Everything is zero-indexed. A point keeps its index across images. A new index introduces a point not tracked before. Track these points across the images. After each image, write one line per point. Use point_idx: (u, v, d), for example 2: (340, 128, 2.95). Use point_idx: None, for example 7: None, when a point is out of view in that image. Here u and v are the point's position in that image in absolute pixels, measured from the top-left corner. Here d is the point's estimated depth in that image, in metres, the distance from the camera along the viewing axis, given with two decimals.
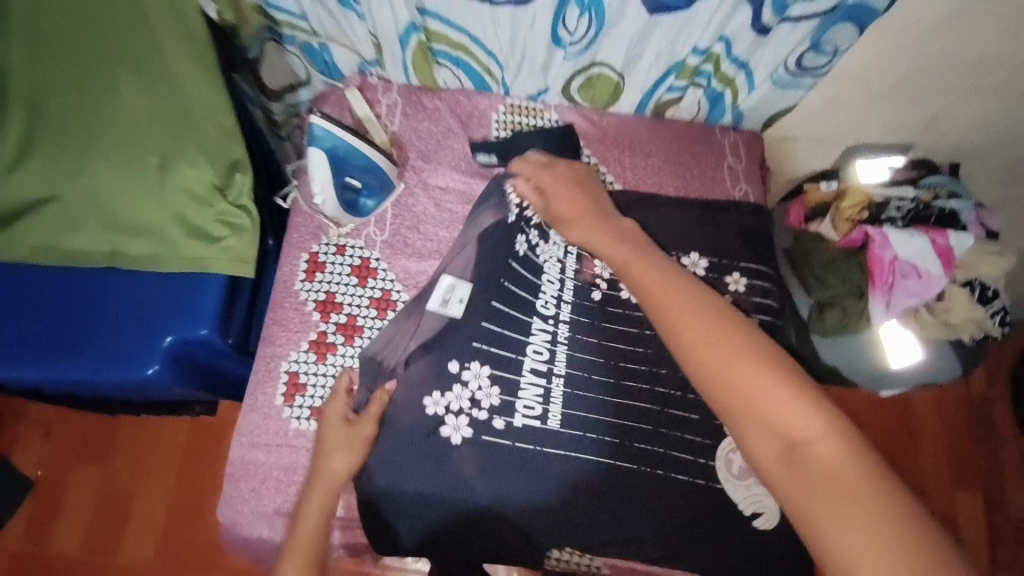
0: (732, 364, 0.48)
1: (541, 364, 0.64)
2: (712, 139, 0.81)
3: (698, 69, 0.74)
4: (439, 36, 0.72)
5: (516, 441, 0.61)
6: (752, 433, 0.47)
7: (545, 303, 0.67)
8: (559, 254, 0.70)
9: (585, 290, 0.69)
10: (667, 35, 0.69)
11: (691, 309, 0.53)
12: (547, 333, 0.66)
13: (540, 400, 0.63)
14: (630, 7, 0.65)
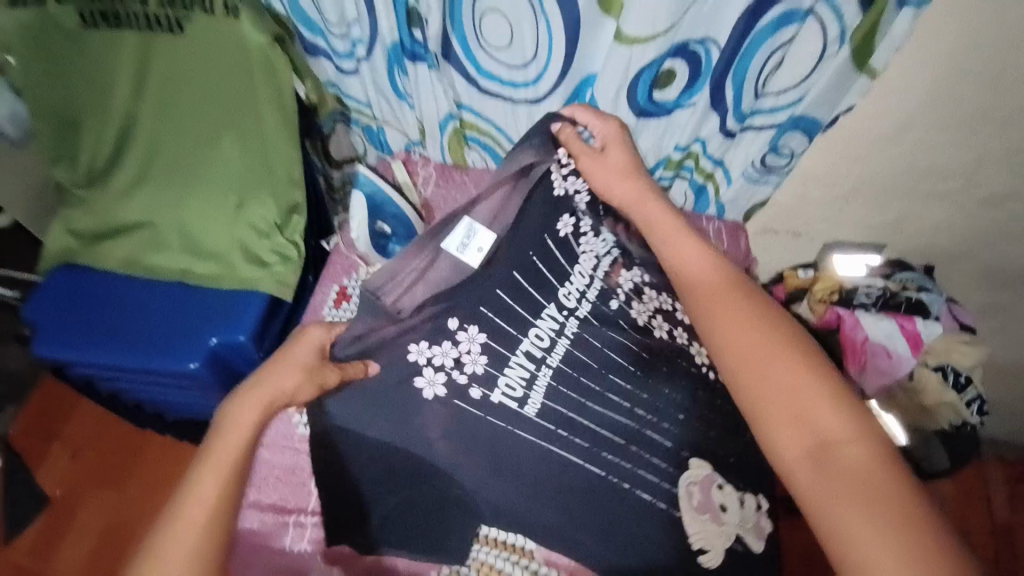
0: (778, 366, 0.58)
1: (537, 351, 0.69)
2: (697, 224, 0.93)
3: (681, 163, 0.88)
4: (471, 125, 0.90)
5: (490, 416, 0.67)
6: (788, 429, 0.55)
7: (567, 295, 0.72)
8: (595, 254, 0.74)
9: (607, 296, 0.73)
10: (654, 134, 0.83)
11: (751, 319, 0.62)
12: (555, 323, 0.70)
13: (523, 384, 0.68)
14: (621, 112, 0.81)
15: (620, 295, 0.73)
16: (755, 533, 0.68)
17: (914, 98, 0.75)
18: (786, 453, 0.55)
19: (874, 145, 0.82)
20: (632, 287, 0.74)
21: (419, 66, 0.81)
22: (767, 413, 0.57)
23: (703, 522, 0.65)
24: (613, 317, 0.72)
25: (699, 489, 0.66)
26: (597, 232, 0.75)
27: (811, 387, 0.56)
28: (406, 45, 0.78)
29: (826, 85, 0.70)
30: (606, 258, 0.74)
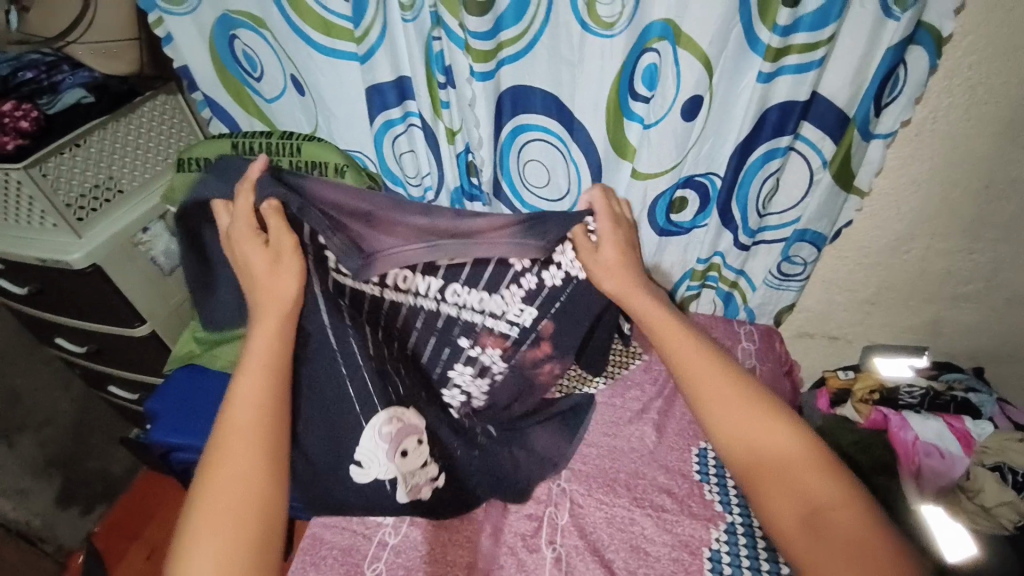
0: (762, 437, 0.57)
1: (401, 282, 0.77)
2: (729, 327, 1.00)
3: (705, 274, 0.97)
4: None
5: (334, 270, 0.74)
6: (775, 492, 0.54)
7: (456, 293, 0.78)
8: (505, 308, 0.79)
9: (468, 331, 0.81)
10: (678, 247, 0.94)
11: (733, 388, 0.60)
12: (434, 287, 0.78)
13: (363, 277, 0.75)
14: (645, 232, 0.93)
15: (474, 344, 0.81)
16: (407, 490, 0.75)
17: (913, 210, 0.84)
18: (780, 523, 0.53)
19: (886, 252, 0.90)
20: (484, 364, 0.82)
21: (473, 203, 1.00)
22: (759, 483, 0.55)
23: (376, 446, 0.73)
24: (449, 337, 0.81)
25: (404, 423, 0.74)
26: (524, 304, 0.79)
27: (791, 447, 0.56)
28: (463, 189, 0.98)
29: (820, 202, 0.82)
30: (504, 325, 0.80)
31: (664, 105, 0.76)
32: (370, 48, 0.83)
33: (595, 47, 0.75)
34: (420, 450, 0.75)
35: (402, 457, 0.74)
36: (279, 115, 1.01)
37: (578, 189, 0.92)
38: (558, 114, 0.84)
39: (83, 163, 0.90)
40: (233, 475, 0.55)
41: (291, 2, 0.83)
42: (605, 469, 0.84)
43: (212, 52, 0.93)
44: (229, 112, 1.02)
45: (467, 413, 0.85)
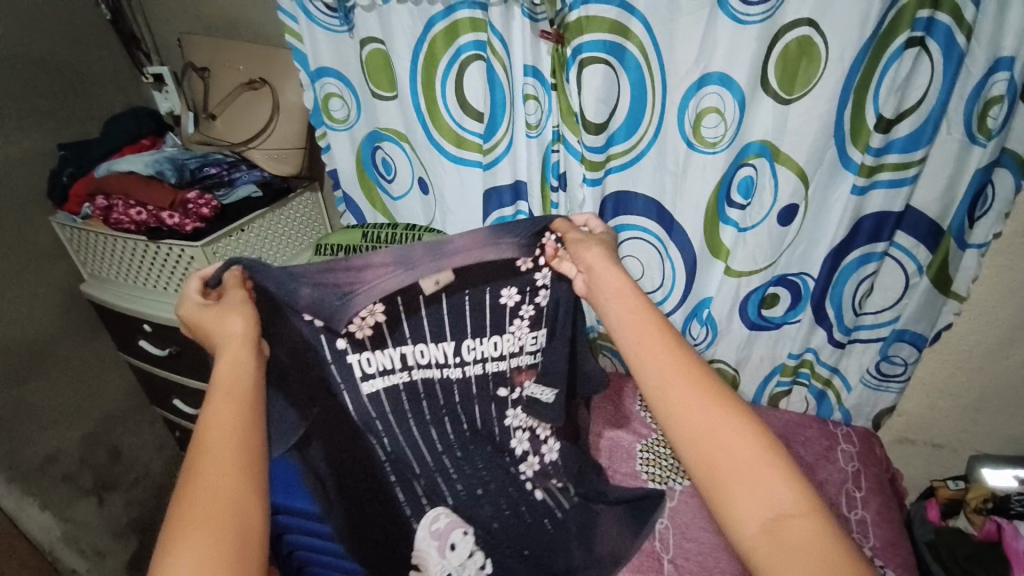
0: (720, 430, 0.50)
1: (412, 358, 0.81)
2: (825, 428, 0.98)
3: (797, 370, 0.98)
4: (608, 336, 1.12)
5: (359, 381, 0.79)
6: (737, 492, 0.47)
7: (470, 348, 0.82)
8: (519, 343, 0.83)
9: (502, 380, 0.85)
10: (768, 342, 0.98)
11: (692, 377, 0.54)
12: (441, 355, 0.82)
13: (377, 368, 0.79)
14: (735, 325, 0.97)
15: (512, 389, 0.85)
16: None
17: (1013, 316, 0.85)
18: (745, 526, 0.46)
19: (986, 359, 0.90)
20: (525, 396, 0.85)
21: None
22: (716, 479, 0.48)
23: (429, 545, 0.80)
24: (488, 393, 0.85)
25: (444, 519, 0.81)
26: (534, 331, 0.83)
27: (748, 442, 0.49)
28: None
29: (918, 304, 0.85)
30: (524, 356, 0.84)
31: (761, 209, 0.85)
32: (496, 157, 0.98)
33: (698, 162, 0.85)
34: (467, 538, 0.81)
35: (451, 551, 0.79)
36: (402, 209, 1.16)
37: (672, 283, 0.98)
38: (658, 216, 0.94)
39: (242, 246, 1.05)
40: (215, 482, 0.46)
41: (432, 121, 1.01)
42: (708, 567, 0.84)
43: (356, 157, 1.12)
44: (359, 206, 1.18)
45: (549, 489, 0.86)
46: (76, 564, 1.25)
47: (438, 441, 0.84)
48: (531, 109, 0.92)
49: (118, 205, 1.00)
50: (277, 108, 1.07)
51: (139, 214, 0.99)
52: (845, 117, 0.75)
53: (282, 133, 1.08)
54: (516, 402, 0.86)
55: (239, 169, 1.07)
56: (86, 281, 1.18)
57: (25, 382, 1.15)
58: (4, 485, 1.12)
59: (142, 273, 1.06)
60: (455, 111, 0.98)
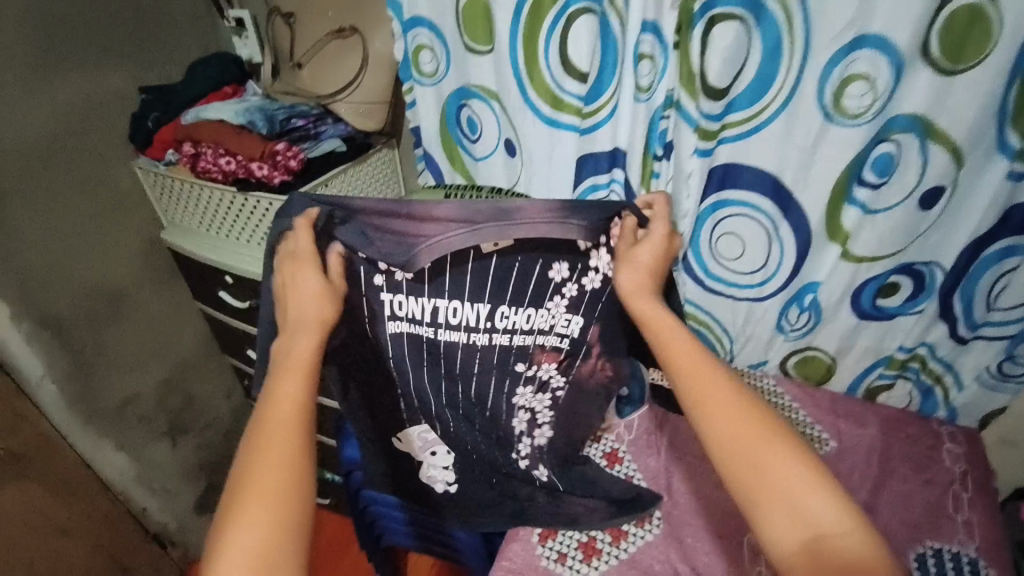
0: (768, 459, 0.53)
1: (445, 317, 0.80)
2: (929, 428, 0.94)
3: (905, 364, 0.94)
4: (693, 315, 1.08)
5: (391, 326, 0.81)
6: (776, 520, 0.51)
7: (503, 315, 0.81)
8: (552, 321, 0.82)
9: (523, 355, 0.84)
10: (875, 334, 0.93)
11: (738, 407, 0.55)
12: (474, 318, 0.81)
13: (405, 316, 0.80)
14: (843, 312, 0.92)
15: (530, 365, 0.85)
16: (427, 473, 0.94)
17: None
18: (785, 551, 0.50)
19: None
20: (545, 380, 0.86)
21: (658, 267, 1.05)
22: (758, 507, 0.52)
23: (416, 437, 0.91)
24: (506, 367, 0.85)
25: (432, 436, 0.91)
26: (570, 314, 0.81)
27: (793, 470, 0.52)
28: None
29: None
30: (554, 338, 0.83)
31: (899, 191, 0.79)
32: (597, 122, 0.93)
33: (836, 135, 0.78)
34: (447, 456, 0.92)
35: (432, 455, 0.92)
36: (483, 171, 1.12)
37: (777, 267, 0.93)
38: (772, 194, 0.87)
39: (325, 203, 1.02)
40: (258, 475, 0.52)
41: (529, 79, 0.95)
42: None
43: (441, 111, 1.07)
44: (439, 165, 1.15)
45: (532, 458, 0.91)
46: (146, 503, 1.29)
47: (453, 399, 0.87)
48: (644, 70, 0.84)
49: (207, 153, 0.98)
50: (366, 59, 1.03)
51: (228, 163, 0.97)
52: (1010, 96, 0.68)
53: (368, 85, 1.04)
54: (532, 386, 0.87)
55: (325, 123, 1.04)
56: (167, 229, 1.18)
57: (106, 325, 1.17)
58: (83, 426, 1.16)
59: (223, 225, 1.04)
60: (555, 70, 0.92)
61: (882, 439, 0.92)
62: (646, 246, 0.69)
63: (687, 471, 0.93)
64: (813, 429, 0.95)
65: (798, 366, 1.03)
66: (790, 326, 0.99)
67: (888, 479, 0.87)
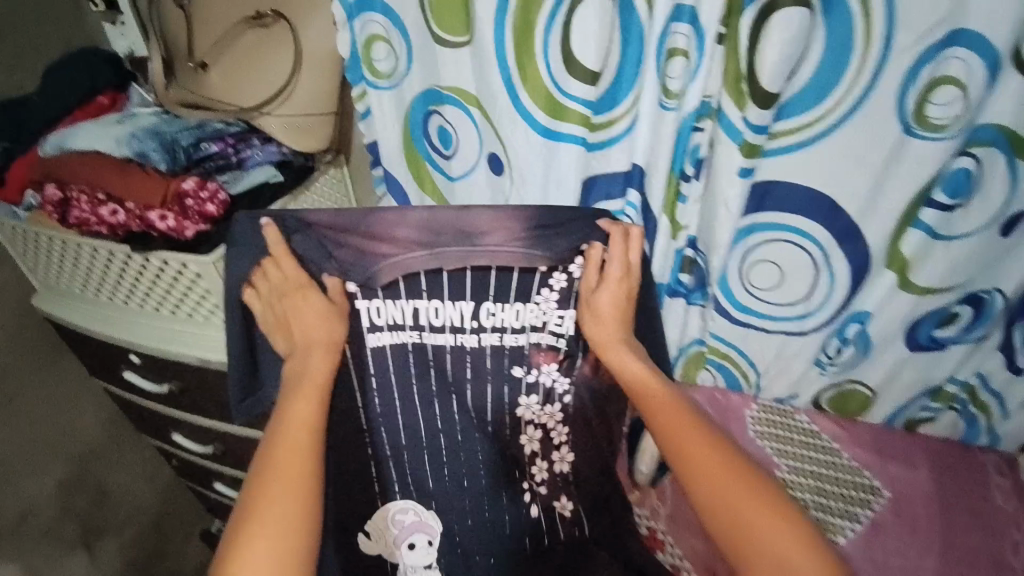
0: (724, 490, 0.64)
1: (425, 319, 0.76)
2: (974, 459, 0.86)
3: (953, 396, 0.86)
4: (717, 351, 0.95)
5: (373, 330, 0.76)
6: (738, 534, 0.62)
7: (490, 314, 0.77)
8: (544, 317, 0.78)
9: (518, 359, 0.79)
10: (923, 365, 0.83)
11: (696, 443, 0.68)
12: (458, 320, 0.77)
13: (387, 322, 0.76)
14: (894, 346, 0.82)
15: (529, 370, 0.80)
16: None
17: None
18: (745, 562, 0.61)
19: None
20: (545, 389, 0.80)
21: (676, 301, 0.90)
22: (722, 516, 0.63)
23: (388, 530, 0.80)
24: (502, 372, 0.80)
25: (410, 518, 0.80)
26: (561, 310, 0.77)
27: (748, 495, 0.63)
28: (669, 285, 0.88)
29: None
30: (548, 335, 0.78)
31: (984, 212, 0.66)
32: (608, 138, 0.75)
33: (915, 151, 0.64)
34: (429, 552, 0.80)
35: (409, 551, 0.80)
36: (459, 193, 0.89)
37: (826, 299, 0.80)
38: (830, 218, 0.72)
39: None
40: (273, 506, 0.62)
41: (522, 81, 0.74)
42: None
43: (403, 122, 0.85)
44: (404, 187, 0.93)
45: (541, 502, 0.83)
46: None
47: (441, 422, 0.80)
48: (675, 70, 0.66)
49: (83, 199, 0.72)
50: (299, 60, 0.78)
51: (115, 214, 0.71)
52: None
53: (299, 95, 0.79)
54: (531, 391, 0.81)
55: (248, 147, 0.79)
56: (40, 291, 0.89)
57: None
58: None
59: (116, 288, 0.79)
60: (557, 69, 0.72)
61: (933, 484, 0.85)
62: (617, 282, 0.74)
63: None
64: (864, 476, 0.88)
65: (833, 400, 0.94)
66: (829, 359, 0.87)
67: (945, 532, 0.81)
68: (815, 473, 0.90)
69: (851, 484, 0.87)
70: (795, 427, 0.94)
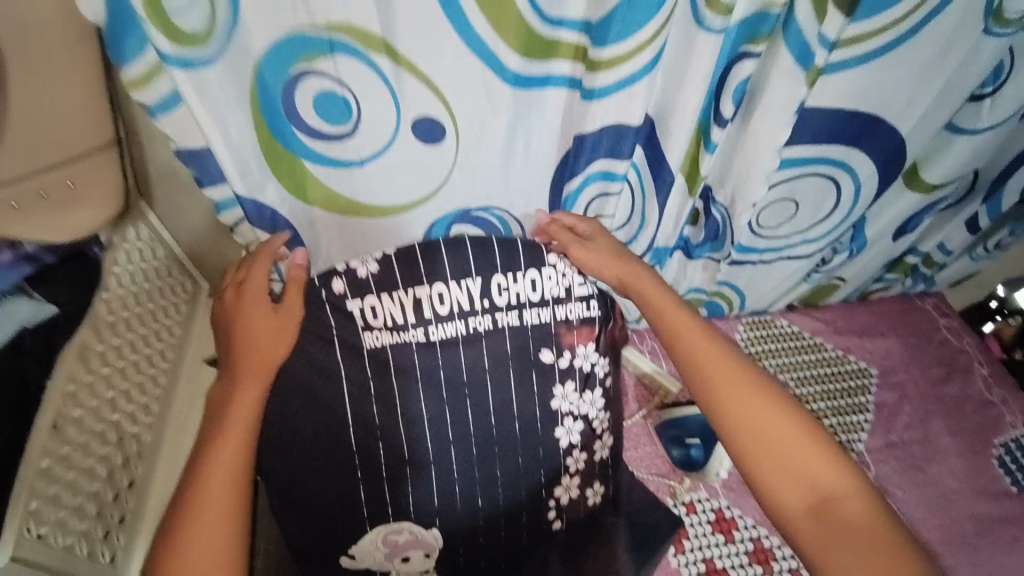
0: (761, 421, 0.51)
1: (428, 310, 0.59)
2: (920, 309, 0.96)
3: (910, 265, 0.92)
4: (716, 293, 0.88)
5: (365, 334, 0.58)
6: (780, 474, 0.50)
7: (502, 287, 0.61)
8: (565, 285, 0.62)
9: (546, 339, 0.63)
10: (900, 245, 0.85)
11: (721, 364, 0.54)
12: (467, 299, 0.60)
13: (384, 323, 0.58)
14: (883, 239, 0.82)
15: (560, 352, 0.64)
16: None
17: None
18: (787, 507, 0.49)
19: None
20: (584, 367, 0.65)
21: (676, 257, 0.79)
22: (764, 454, 0.50)
23: (376, 546, 0.62)
24: (528, 360, 0.63)
25: (408, 536, 0.62)
26: (585, 275, 0.63)
27: (787, 424, 0.51)
28: (677, 244, 0.76)
29: None
30: (575, 305, 0.63)
31: (1012, 102, 0.63)
32: (615, 80, 0.52)
33: (981, 51, 0.55)
34: (429, 560, 0.64)
35: (404, 561, 0.64)
36: (382, 186, 0.60)
37: (846, 213, 0.72)
38: (874, 137, 0.62)
39: (78, 470, 0.45)
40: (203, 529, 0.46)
41: (482, 7, 0.45)
42: (932, 511, 0.80)
43: (253, 112, 0.51)
44: (277, 210, 0.61)
45: (565, 514, 0.68)
46: None
47: (465, 441, 0.62)
48: None
49: None
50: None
51: None
52: None
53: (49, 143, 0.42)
54: (563, 374, 0.64)
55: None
56: None
57: None
58: None
59: None
60: None
61: (902, 345, 0.92)
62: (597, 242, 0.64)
63: None
64: (852, 361, 0.91)
65: (807, 296, 0.95)
66: (824, 266, 0.85)
67: (934, 388, 0.89)
68: (813, 375, 0.89)
69: (846, 375, 0.89)
70: (779, 333, 0.93)
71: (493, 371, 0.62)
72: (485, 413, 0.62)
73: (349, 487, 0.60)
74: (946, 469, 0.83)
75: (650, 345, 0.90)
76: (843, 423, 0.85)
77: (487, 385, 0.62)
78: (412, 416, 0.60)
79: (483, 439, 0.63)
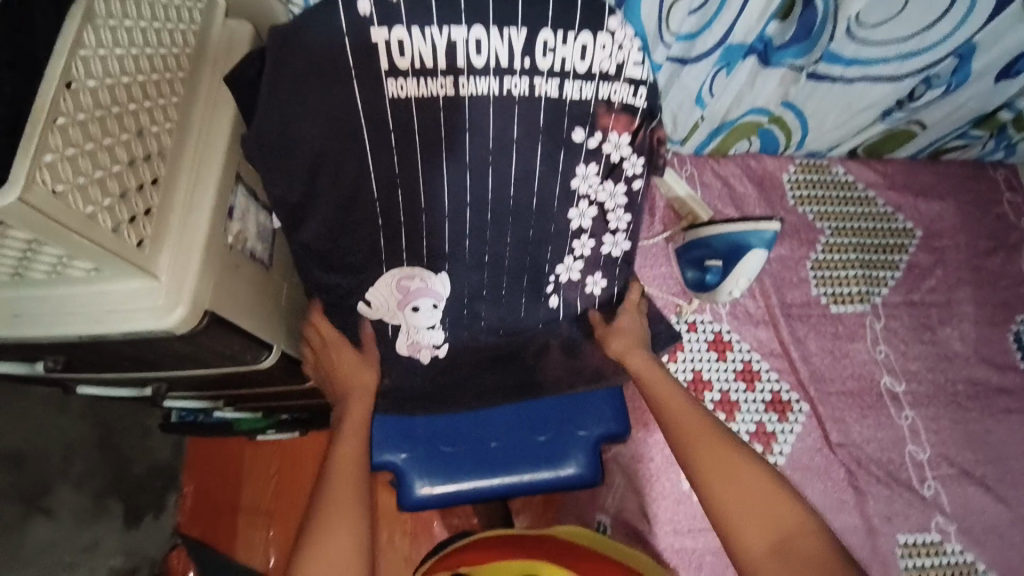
0: (733, 472, 0.55)
1: (462, 59, 0.53)
2: (988, 179, 0.88)
3: (1001, 123, 0.81)
4: (776, 119, 0.79)
5: (391, 75, 0.53)
6: (746, 519, 0.54)
7: (548, 47, 0.54)
8: (617, 57, 0.56)
9: (581, 116, 0.58)
10: (998, 92, 0.74)
11: (696, 427, 0.59)
12: (506, 54, 0.53)
13: (412, 66, 0.53)
14: (983, 77, 0.71)
15: (592, 133, 0.59)
16: (405, 342, 0.66)
17: None
18: (751, 545, 0.53)
19: None
20: (613, 158, 0.60)
21: (749, 63, 0.68)
22: (730, 497, 0.55)
23: (390, 291, 0.63)
24: (561, 139, 0.58)
25: (417, 286, 0.62)
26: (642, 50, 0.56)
27: (751, 474, 0.55)
28: (755, 45, 0.65)
29: None
30: (622, 85, 0.57)
31: None
32: None
33: None
34: (435, 314, 0.64)
35: (413, 313, 0.64)
36: None
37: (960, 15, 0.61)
38: None
39: (96, 145, 0.44)
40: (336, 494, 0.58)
41: None
42: (926, 368, 0.82)
43: None
44: None
45: (565, 294, 0.67)
46: None
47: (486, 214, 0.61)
48: None
49: None
50: None
51: None
52: None
53: None
54: (592, 157, 0.60)
55: None
56: None
57: None
58: None
59: None
60: None
61: (956, 211, 0.86)
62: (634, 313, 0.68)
63: (805, 330, 0.81)
64: (898, 219, 0.86)
65: (872, 146, 0.85)
66: (909, 103, 0.75)
67: (973, 258, 0.85)
68: (853, 227, 0.85)
69: (889, 232, 0.85)
70: (831, 180, 0.86)
71: (523, 139, 0.58)
72: (506, 186, 0.60)
73: (368, 236, 0.60)
74: (955, 334, 0.83)
75: (688, 172, 0.85)
76: (864, 274, 0.84)
77: (511, 154, 0.58)
78: (432, 174, 0.58)
79: (500, 212, 0.61)
